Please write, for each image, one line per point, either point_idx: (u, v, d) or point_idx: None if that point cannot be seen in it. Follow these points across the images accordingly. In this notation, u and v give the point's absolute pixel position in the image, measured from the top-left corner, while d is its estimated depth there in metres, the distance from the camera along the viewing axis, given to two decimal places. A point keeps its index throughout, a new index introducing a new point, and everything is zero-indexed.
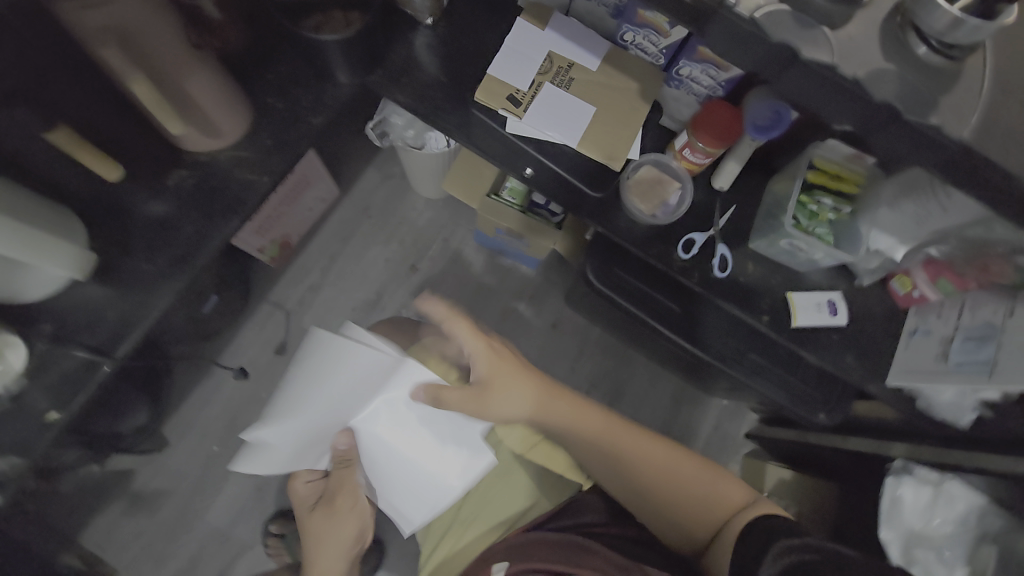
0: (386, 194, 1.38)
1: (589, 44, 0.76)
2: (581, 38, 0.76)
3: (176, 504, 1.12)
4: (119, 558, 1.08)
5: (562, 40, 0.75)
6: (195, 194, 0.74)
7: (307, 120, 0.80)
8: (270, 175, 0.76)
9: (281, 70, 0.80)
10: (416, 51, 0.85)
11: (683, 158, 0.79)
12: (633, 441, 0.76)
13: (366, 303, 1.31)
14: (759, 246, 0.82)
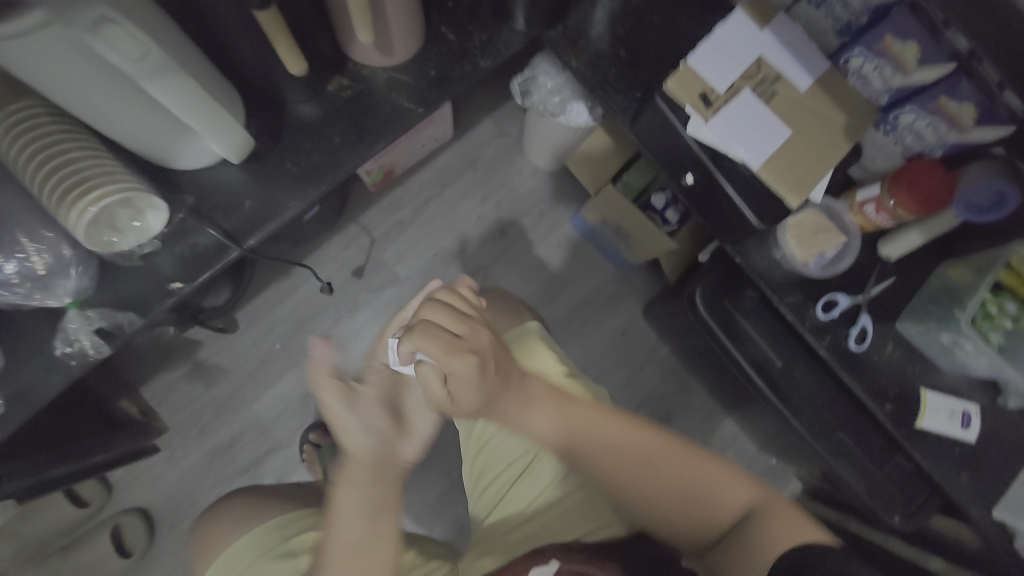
0: (496, 150, 1.33)
1: (805, 55, 0.66)
2: (798, 46, 0.66)
3: (231, 383, 1.17)
4: (172, 416, 1.14)
5: (778, 46, 0.66)
6: (348, 107, 0.71)
7: (474, 60, 0.75)
8: (425, 109, 0.73)
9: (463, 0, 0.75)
10: (598, 16, 0.78)
11: (861, 213, 0.71)
12: (601, 423, 0.67)
13: (447, 253, 1.29)
14: (908, 330, 0.74)
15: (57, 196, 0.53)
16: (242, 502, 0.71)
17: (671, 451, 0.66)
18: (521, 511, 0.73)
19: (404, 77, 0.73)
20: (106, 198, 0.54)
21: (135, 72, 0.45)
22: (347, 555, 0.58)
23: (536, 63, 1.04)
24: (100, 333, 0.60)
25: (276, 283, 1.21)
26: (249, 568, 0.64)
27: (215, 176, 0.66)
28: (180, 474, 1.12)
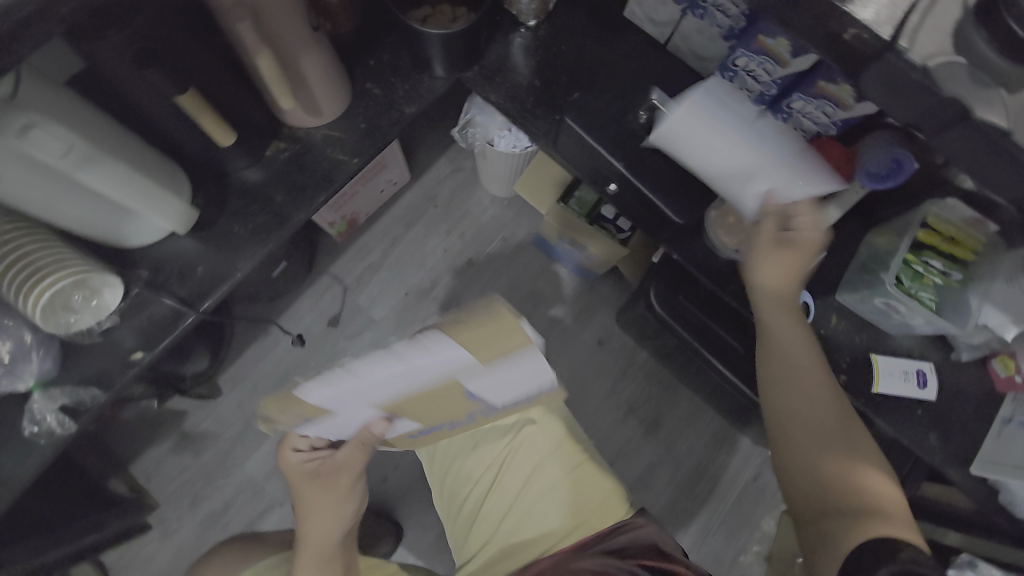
0: (454, 185, 1.39)
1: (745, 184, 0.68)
2: (758, 172, 0.66)
3: (219, 449, 1.17)
4: (163, 490, 1.14)
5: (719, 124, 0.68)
6: (286, 167, 0.76)
7: (400, 107, 0.81)
8: (359, 158, 0.78)
9: (383, 56, 0.82)
10: (513, 52, 0.85)
11: None
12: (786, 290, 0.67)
13: (418, 290, 1.33)
14: (846, 299, 0.77)
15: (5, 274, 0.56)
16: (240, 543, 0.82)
17: (829, 400, 0.65)
18: (505, 505, 0.74)
19: (328, 144, 0.78)
20: (68, 276, 0.58)
21: (66, 165, 0.50)
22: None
23: (473, 109, 1.11)
24: (63, 410, 0.62)
25: (254, 342, 1.24)
26: None
27: (164, 249, 0.70)
28: (173, 548, 1.11)
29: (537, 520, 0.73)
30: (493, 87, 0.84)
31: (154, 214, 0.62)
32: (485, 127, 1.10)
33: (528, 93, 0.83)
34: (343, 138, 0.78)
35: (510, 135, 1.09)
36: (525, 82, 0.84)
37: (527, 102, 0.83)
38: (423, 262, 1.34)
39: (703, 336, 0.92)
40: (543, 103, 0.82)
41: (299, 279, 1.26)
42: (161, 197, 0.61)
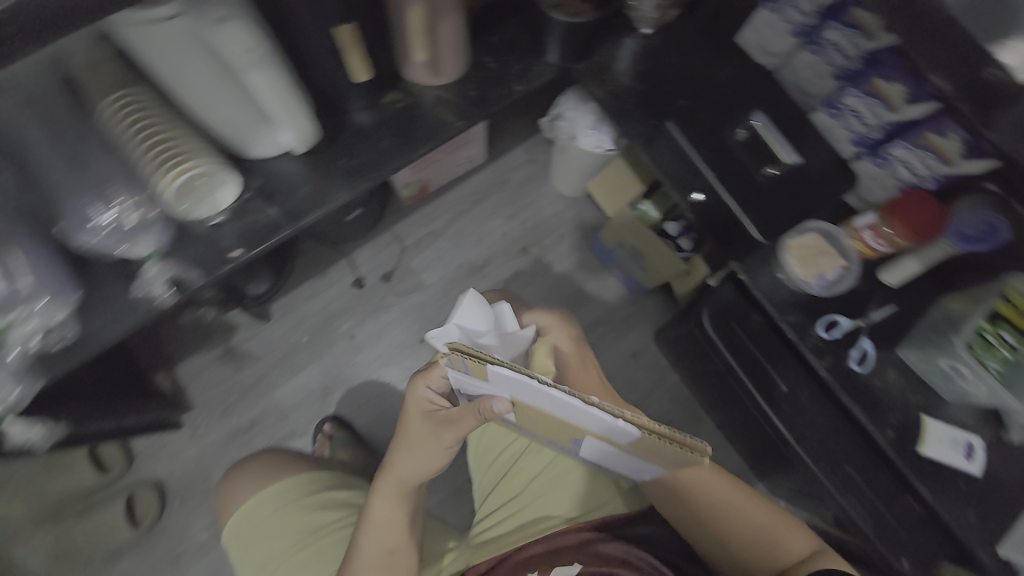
0: (525, 176, 1.44)
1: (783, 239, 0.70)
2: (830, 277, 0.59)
3: (258, 370, 1.24)
4: (200, 395, 1.21)
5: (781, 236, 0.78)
6: (396, 117, 0.82)
7: (509, 84, 0.86)
8: (463, 123, 0.84)
9: (503, 35, 0.87)
10: (623, 54, 0.89)
11: (859, 238, 0.76)
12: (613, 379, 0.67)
13: (471, 266, 1.37)
14: (910, 357, 0.77)
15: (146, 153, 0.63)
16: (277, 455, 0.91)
17: (723, 480, 0.63)
18: (526, 480, 0.78)
19: (438, 103, 0.83)
20: (195, 169, 0.65)
21: (242, 62, 0.56)
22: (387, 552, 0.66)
23: (566, 102, 1.16)
24: (175, 282, 0.69)
25: (311, 279, 1.31)
26: (275, 509, 0.80)
27: (276, 166, 0.76)
28: (196, 450, 1.17)
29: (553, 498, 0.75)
30: (600, 83, 0.89)
31: (284, 124, 0.68)
32: (574, 121, 1.14)
33: (631, 95, 0.87)
34: (453, 101, 0.84)
35: (597, 134, 1.13)
36: (630, 83, 0.87)
37: (629, 101, 0.86)
38: (481, 241, 1.39)
39: (746, 363, 0.93)
40: (644, 105, 0.86)
41: (365, 230, 1.32)
42: (295, 110, 0.67)
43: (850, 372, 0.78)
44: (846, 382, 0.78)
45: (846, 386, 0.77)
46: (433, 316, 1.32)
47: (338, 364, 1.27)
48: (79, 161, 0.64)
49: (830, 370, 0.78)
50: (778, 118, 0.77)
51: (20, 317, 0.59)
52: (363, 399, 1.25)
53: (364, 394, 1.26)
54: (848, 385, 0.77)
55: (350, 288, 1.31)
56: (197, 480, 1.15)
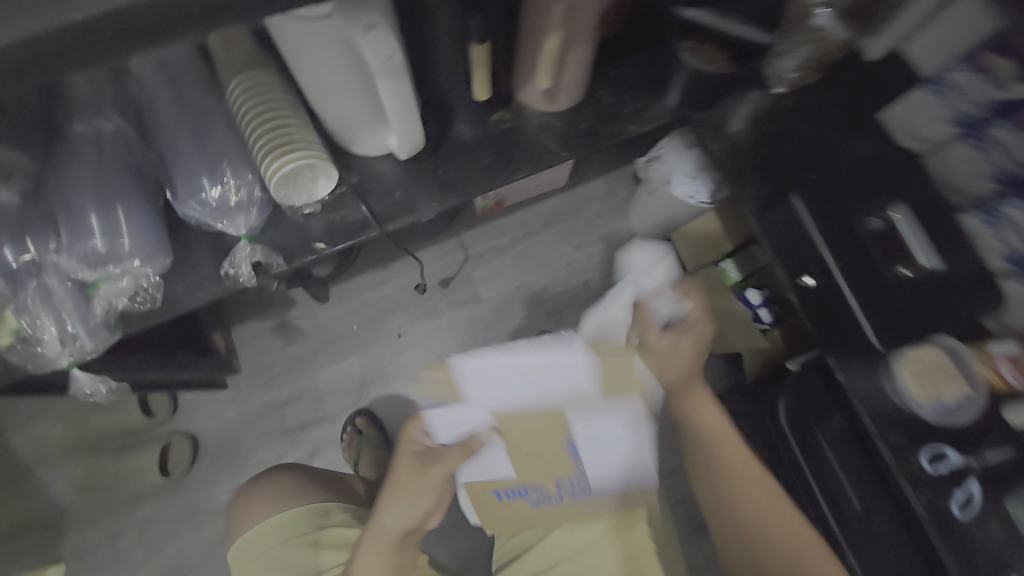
0: (603, 208, 1.39)
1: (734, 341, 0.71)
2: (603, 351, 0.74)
3: (305, 349, 1.26)
4: (248, 361, 1.24)
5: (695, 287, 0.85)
6: (499, 136, 0.80)
7: (622, 123, 0.81)
8: (566, 153, 0.80)
9: (624, 71, 0.82)
10: (746, 109, 0.83)
11: (993, 367, 0.66)
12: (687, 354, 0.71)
13: (530, 288, 1.34)
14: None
15: (260, 141, 0.64)
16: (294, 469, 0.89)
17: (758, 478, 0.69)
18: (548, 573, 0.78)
19: (546, 130, 0.80)
20: (301, 160, 0.64)
21: (378, 69, 0.54)
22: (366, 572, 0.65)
23: (667, 146, 1.10)
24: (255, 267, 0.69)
25: (373, 270, 1.32)
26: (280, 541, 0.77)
27: (374, 166, 0.75)
28: (235, 414, 1.20)
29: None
30: (719, 134, 0.83)
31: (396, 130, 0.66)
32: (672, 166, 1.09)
33: (749, 154, 0.81)
34: (560, 131, 0.81)
35: (693, 185, 1.07)
36: (751, 142, 0.81)
37: (747, 161, 0.80)
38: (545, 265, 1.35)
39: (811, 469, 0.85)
40: (764, 168, 0.79)
41: (434, 233, 1.32)
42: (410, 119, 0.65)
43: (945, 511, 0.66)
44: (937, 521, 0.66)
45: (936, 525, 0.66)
46: (482, 332, 1.30)
47: (381, 360, 1.27)
48: (196, 130, 0.65)
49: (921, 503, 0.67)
50: (919, 214, 0.69)
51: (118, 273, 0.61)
52: (398, 400, 1.25)
53: (400, 395, 1.25)
54: (940, 526, 0.66)
55: (408, 287, 1.31)
56: (230, 443, 1.18)
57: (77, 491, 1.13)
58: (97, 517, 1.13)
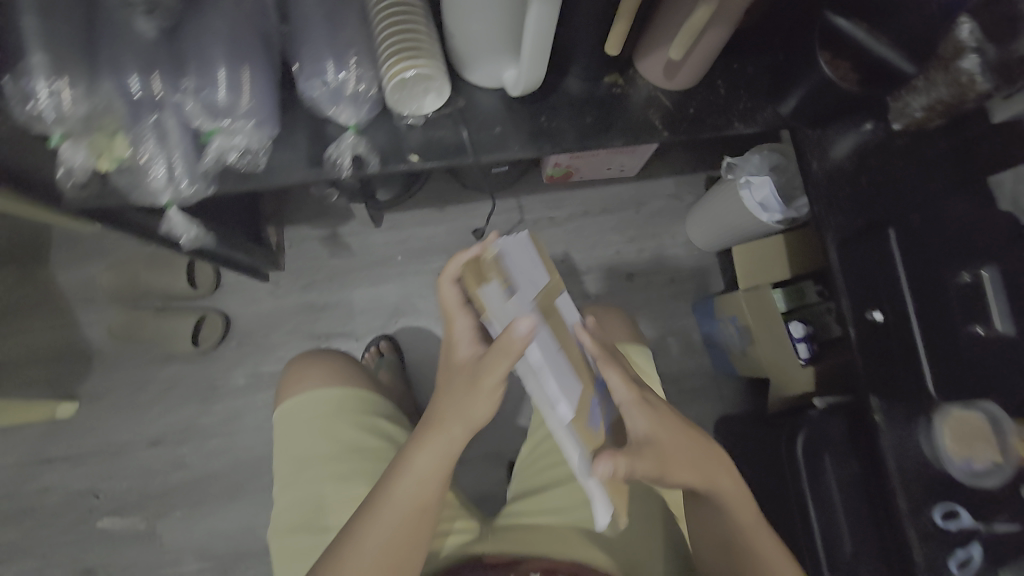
0: (664, 207, 1.38)
1: None
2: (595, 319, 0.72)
3: (349, 265, 1.28)
4: (292, 261, 1.27)
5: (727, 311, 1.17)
6: (605, 100, 0.79)
7: (729, 119, 0.80)
8: (668, 133, 0.79)
9: (748, 66, 0.81)
10: (846, 141, 0.81)
11: None
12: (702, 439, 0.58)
13: (574, 265, 1.35)
14: None
15: (393, 50, 0.64)
16: (326, 358, 0.81)
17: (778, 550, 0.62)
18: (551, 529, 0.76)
19: (651, 106, 0.79)
20: (414, 72, 0.64)
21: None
22: (407, 509, 0.57)
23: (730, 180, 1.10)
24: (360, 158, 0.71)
25: (431, 207, 1.32)
26: (289, 425, 0.74)
27: (478, 96, 0.76)
28: (267, 307, 1.24)
29: (558, 490, 0.79)
30: (812, 153, 0.82)
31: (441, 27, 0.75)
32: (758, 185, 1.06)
33: (843, 179, 0.79)
34: (670, 112, 0.79)
35: (757, 195, 1.06)
36: (851, 167, 0.80)
37: (839, 179, 0.79)
38: (595, 248, 1.36)
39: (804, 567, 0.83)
40: (851, 190, 0.78)
41: (498, 187, 1.31)
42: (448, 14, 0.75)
43: (934, 563, 0.70)
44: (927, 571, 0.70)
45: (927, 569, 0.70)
46: None
47: (418, 294, 1.28)
48: (331, 12, 0.66)
49: (915, 545, 0.70)
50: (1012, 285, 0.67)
51: (232, 127, 0.64)
52: (423, 337, 1.27)
53: (426, 330, 1.28)
54: None
55: (456, 233, 1.32)
56: (259, 333, 1.22)
57: (110, 336, 1.18)
58: (121, 364, 1.18)
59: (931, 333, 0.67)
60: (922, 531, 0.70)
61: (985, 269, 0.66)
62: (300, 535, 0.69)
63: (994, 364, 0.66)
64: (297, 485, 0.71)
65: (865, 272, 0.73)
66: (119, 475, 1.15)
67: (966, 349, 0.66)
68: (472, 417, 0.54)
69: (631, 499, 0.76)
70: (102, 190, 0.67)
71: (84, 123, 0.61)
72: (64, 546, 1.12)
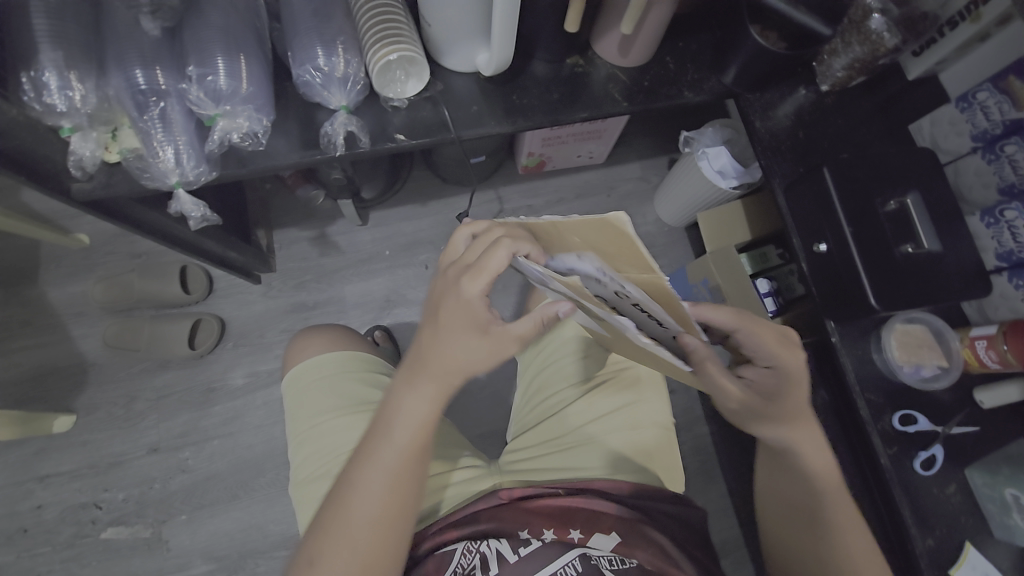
0: (633, 189, 1.48)
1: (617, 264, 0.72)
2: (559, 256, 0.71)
3: (339, 262, 1.33)
4: (282, 262, 1.31)
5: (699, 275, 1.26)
6: (570, 79, 0.88)
7: (681, 89, 0.90)
8: (628, 104, 0.88)
9: (692, 43, 0.91)
10: (785, 102, 0.91)
11: (971, 348, 0.77)
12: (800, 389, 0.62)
13: None
14: (975, 478, 0.75)
15: (380, 39, 0.71)
16: (332, 330, 0.86)
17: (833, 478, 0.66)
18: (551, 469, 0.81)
19: (612, 82, 0.88)
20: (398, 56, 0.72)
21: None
22: (404, 450, 0.60)
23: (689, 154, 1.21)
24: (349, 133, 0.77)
25: (414, 202, 1.39)
26: (301, 385, 0.79)
27: (455, 80, 0.84)
28: (260, 308, 1.27)
29: (559, 434, 0.84)
30: (757, 113, 0.92)
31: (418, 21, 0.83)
32: (713, 155, 1.16)
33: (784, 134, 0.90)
34: (628, 85, 0.89)
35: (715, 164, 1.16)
36: (790, 123, 0.90)
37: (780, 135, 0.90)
38: None
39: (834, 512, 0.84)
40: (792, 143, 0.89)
41: (476, 180, 1.39)
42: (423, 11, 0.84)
43: (901, 464, 0.76)
44: (899, 476, 0.76)
45: (899, 473, 0.76)
46: None
47: (408, 285, 1.33)
48: (318, 10, 0.74)
49: (884, 450, 0.77)
50: (928, 206, 0.77)
51: (233, 111, 0.70)
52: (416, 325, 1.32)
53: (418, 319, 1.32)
54: (903, 487, 0.75)
55: (440, 225, 1.38)
56: (255, 333, 1.25)
57: (105, 347, 1.20)
58: (118, 374, 1.19)
59: (871, 254, 0.76)
60: (886, 436, 0.77)
61: (912, 195, 0.76)
62: (318, 481, 0.74)
63: (930, 279, 0.74)
64: (313, 441, 0.76)
65: (810, 210, 0.83)
66: (116, 485, 1.15)
67: (901, 265, 0.74)
68: (467, 359, 0.60)
69: (625, 440, 0.82)
70: (109, 179, 0.73)
71: (94, 115, 0.68)
72: (63, 562, 1.10)
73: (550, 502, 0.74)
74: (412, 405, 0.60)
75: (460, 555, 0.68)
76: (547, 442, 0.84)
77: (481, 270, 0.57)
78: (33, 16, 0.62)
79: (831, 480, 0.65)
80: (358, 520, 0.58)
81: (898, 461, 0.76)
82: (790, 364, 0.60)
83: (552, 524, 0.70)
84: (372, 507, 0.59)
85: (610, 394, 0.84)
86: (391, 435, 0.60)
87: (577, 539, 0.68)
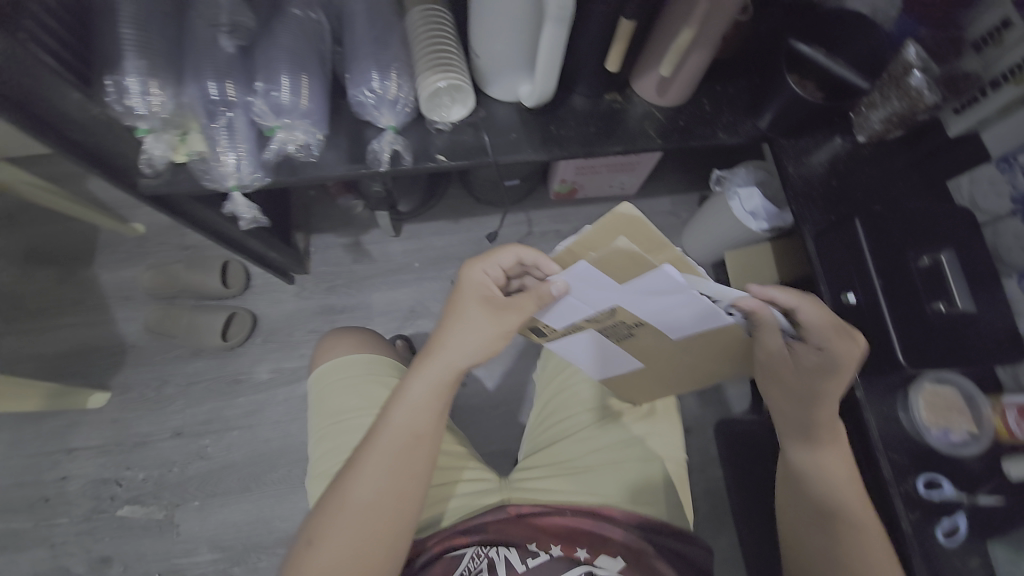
0: (662, 222, 1.49)
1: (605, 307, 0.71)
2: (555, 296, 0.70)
3: (369, 271, 1.38)
4: (316, 266, 1.37)
5: None
6: (606, 114, 0.91)
7: (715, 130, 0.92)
8: (662, 141, 0.91)
9: (730, 87, 0.94)
10: (819, 150, 0.92)
11: (1002, 416, 0.75)
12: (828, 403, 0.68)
13: None
14: (999, 553, 0.72)
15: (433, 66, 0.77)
16: (359, 334, 0.89)
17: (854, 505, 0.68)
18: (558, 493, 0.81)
19: (647, 119, 0.91)
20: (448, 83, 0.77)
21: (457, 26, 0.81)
22: (402, 439, 0.63)
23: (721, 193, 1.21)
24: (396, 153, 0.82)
25: (446, 219, 1.43)
26: (327, 385, 0.82)
27: (497, 108, 0.88)
28: (291, 307, 1.32)
29: (567, 460, 0.83)
30: (791, 158, 0.92)
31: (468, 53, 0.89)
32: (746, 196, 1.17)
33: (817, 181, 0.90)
34: (663, 123, 0.91)
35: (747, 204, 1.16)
36: (823, 171, 0.90)
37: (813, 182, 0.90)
38: None
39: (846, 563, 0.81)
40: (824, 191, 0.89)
41: (508, 202, 1.43)
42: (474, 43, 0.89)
43: (925, 530, 0.73)
44: (922, 541, 0.73)
45: (922, 538, 0.73)
46: None
47: (432, 298, 1.37)
48: (378, 38, 0.80)
49: (908, 514, 0.73)
50: (962, 264, 0.76)
51: (291, 124, 0.76)
52: None
53: None
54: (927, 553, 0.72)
55: (470, 243, 1.42)
56: (283, 331, 1.30)
57: (145, 331, 1.27)
58: (153, 358, 1.26)
59: (900, 309, 0.75)
60: (910, 498, 0.74)
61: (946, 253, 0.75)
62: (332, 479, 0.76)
63: (960, 340, 0.73)
64: (331, 439, 0.79)
65: (839, 258, 0.82)
66: (138, 464, 1.20)
67: (931, 322, 0.73)
68: (468, 347, 0.64)
69: (636, 472, 0.81)
70: (173, 178, 0.79)
71: (168, 120, 0.74)
72: (81, 533, 1.15)
73: (554, 523, 0.75)
74: (414, 393, 0.64)
75: (469, 558, 0.69)
76: (555, 465, 0.84)
77: (486, 258, 0.65)
78: (123, 28, 0.69)
79: (853, 504, 0.67)
80: (355, 503, 0.60)
81: (923, 528, 0.73)
82: (840, 351, 0.65)
83: (560, 542, 0.71)
84: (370, 490, 0.61)
85: (625, 422, 0.84)
86: (392, 420, 0.64)
87: (583, 558, 0.69)
